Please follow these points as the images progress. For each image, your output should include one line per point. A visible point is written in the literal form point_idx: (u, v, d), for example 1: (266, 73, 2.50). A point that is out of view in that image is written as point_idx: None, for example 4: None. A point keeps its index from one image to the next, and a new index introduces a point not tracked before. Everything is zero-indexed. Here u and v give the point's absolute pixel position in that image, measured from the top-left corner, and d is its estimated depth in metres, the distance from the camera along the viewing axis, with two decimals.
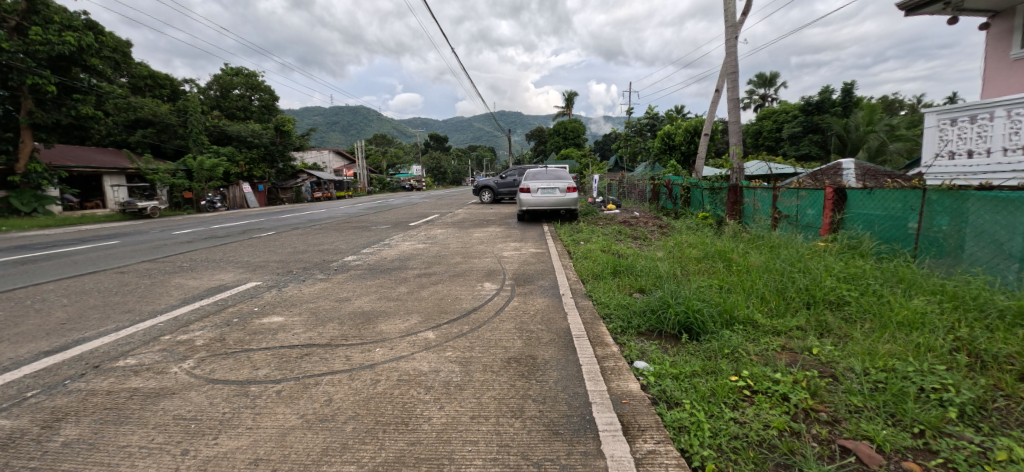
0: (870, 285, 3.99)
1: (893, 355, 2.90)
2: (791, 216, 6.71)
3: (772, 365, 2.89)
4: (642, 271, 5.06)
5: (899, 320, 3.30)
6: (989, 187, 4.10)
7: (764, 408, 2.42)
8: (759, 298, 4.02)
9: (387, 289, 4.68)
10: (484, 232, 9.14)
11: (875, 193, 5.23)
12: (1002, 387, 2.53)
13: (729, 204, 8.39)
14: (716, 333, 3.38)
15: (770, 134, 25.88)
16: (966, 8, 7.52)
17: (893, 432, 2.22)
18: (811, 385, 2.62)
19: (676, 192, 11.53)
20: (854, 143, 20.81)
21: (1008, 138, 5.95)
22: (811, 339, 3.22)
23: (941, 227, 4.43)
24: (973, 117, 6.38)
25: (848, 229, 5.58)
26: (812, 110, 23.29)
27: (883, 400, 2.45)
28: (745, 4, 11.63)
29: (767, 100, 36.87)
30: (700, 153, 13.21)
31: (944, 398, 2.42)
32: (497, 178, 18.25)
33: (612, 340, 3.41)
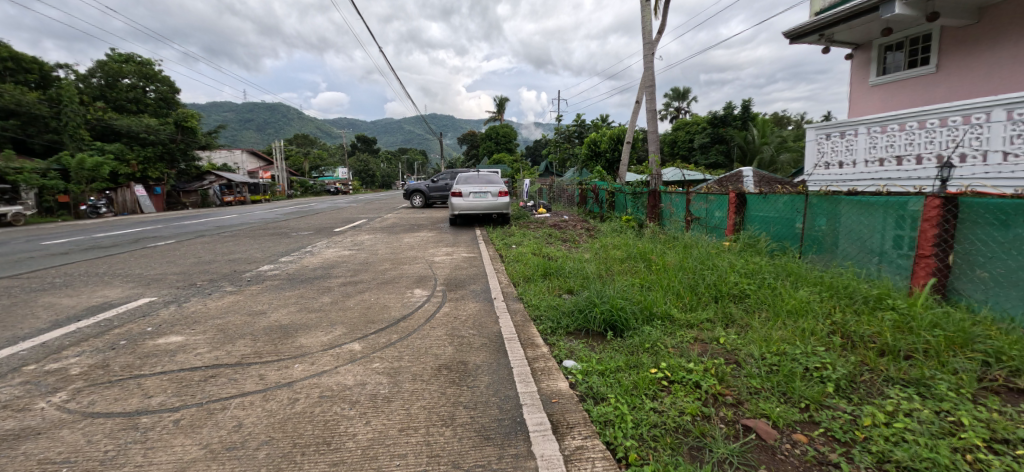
0: (766, 279, 4.46)
1: (784, 339, 3.28)
2: (701, 219, 7.36)
3: (686, 356, 3.13)
4: (570, 272, 5.26)
5: (788, 309, 3.73)
6: (855, 192, 4.78)
7: (679, 397, 2.62)
8: (675, 294, 4.34)
9: (308, 300, 4.43)
10: (415, 237, 8.94)
11: (769, 198, 5.85)
12: (867, 361, 2.95)
13: (649, 207, 8.97)
14: (638, 329, 3.59)
15: (683, 144, 28.05)
16: (834, 40, 8.56)
17: (785, 408, 2.50)
18: (719, 372, 2.88)
19: (603, 196, 12.13)
20: (753, 153, 23.21)
21: (868, 152, 6.91)
22: (719, 330, 3.54)
23: (820, 226, 5.07)
24: (843, 133, 7.30)
25: (749, 230, 6.18)
26: (717, 123, 24.93)
27: (776, 381, 2.75)
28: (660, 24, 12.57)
29: (681, 113, 39.88)
30: (623, 160, 13.83)
31: (824, 375, 2.78)
32: (428, 182, 17.92)
33: (542, 340, 3.50)
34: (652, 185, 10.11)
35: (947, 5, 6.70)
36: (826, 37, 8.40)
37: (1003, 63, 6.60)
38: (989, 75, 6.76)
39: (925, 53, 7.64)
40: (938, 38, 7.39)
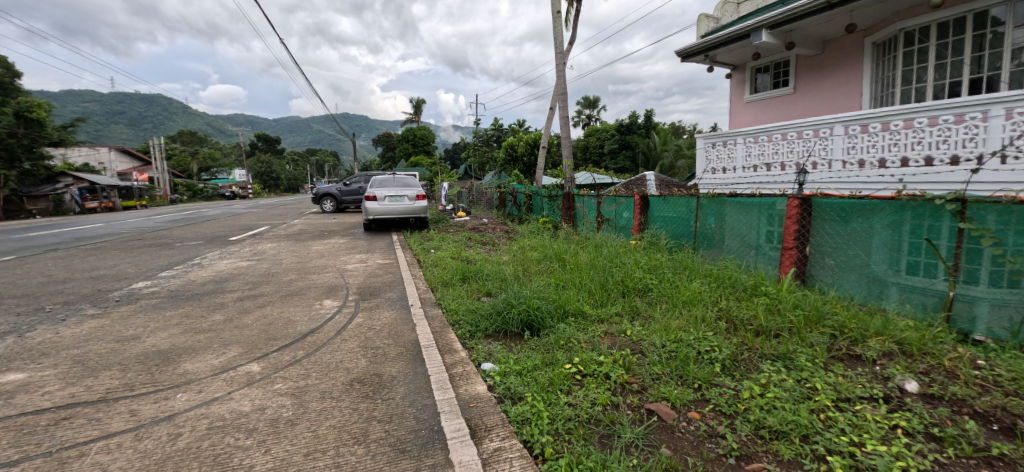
0: (665, 273, 4.88)
1: (681, 327, 3.62)
2: (611, 220, 7.84)
3: (597, 349, 3.32)
4: (488, 275, 5.30)
5: (683, 299, 4.12)
6: (737, 194, 5.41)
7: (591, 389, 2.78)
8: (587, 291, 4.58)
9: (196, 319, 3.97)
10: (325, 245, 8.42)
11: (668, 199, 6.39)
12: (746, 341, 3.37)
13: (564, 210, 9.34)
14: (553, 327, 3.74)
15: (594, 149, 29.61)
16: (716, 61, 9.50)
17: (681, 390, 2.79)
18: (626, 362, 3.10)
19: (521, 198, 12.40)
20: (655, 161, 25.05)
21: (745, 159, 7.26)
22: (625, 323, 3.81)
23: (710, 224, 5.66)
24: (723, 142, 7.63)
25: (652, 229, 6.69)
26: (625, 130, 27.26)
27: (674, 365, 3.04)
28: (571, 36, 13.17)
29: (592, 120, 42.05)
30: (540, 163, 14.17)
31: (713, 356, 3.13)
32: (340, 185, 16.96)
33: (460, 345, 3.48)
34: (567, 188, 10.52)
35: (799, 37, 7.76)
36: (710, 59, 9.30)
37: (842, 87, 7.74)
38: (832, 98, 7.89)
39: (786, 76, 8.72)
40: (795, 64, 8.47)
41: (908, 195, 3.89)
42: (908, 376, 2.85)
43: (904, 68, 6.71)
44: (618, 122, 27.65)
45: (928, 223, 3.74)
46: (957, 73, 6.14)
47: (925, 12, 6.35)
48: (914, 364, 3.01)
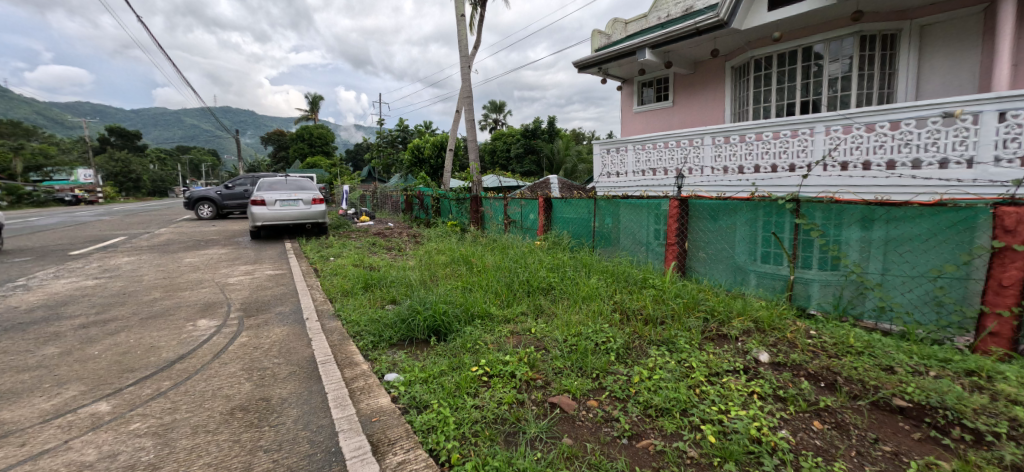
0: (566, 271, 5.15)
1: (580, 321, 3.85)
2: (517, 222, 8.03)
3: (503, 349, 3.39)
4: (392, 282, 5.12)
5: (583, 295, 4.38)
6: (629, 196, 5.88)
7: (498, 389, 2.83)
8: (493, 293, 4.65)
9: (19, 355, 3.27)
10: (201, 256, 7.46)
11: (569, 201, 6.74)
12: (637, 330, 3.69)
13: (472, 212, 9.36)
14: (460, 330, 3.73)
15: (501, 153, 30.09)
16: (608, 74, 10.15)
17: (581, 381, 2.97)
18: (530, 359, 3.21)
19: (428, 202, 12.17)
20: (558, 164, 25.52)
21: (635, 164, 7.88)
22: (530, 322, 3.94)
23: (606, 224, 6.09)
24: (615, 148, 8.21)
25: (555, 230, 7.00)
26: (530, 136, 28.29)
27: (575, 358, 3.23)
28: (475, 41, 13.28)
29: (498, 125, 42.70)
30: (449, 166, 13.89)
31: (609, 347, 3.38)
32: (220, 188, 15.14)
33: (362, 358, 3.32)
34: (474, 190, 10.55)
35: (676, 57, 8.66)
36: (602, 73, 9.97)
37: (710, 103, 8.79)
38: (702, 112, 8.94)
39: (667, 91, 9.63)
40: (673, 80, 9.39)
41: (759, 197, 4.56)
42: (762, 348, 3.36)
43: (755, 90, 7.89)
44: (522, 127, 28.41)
45: (775, 220, 4.43)
46: (792, 96, 7.37)
47: (769, 45, 7.57)
48: (767, 337, 3.54)
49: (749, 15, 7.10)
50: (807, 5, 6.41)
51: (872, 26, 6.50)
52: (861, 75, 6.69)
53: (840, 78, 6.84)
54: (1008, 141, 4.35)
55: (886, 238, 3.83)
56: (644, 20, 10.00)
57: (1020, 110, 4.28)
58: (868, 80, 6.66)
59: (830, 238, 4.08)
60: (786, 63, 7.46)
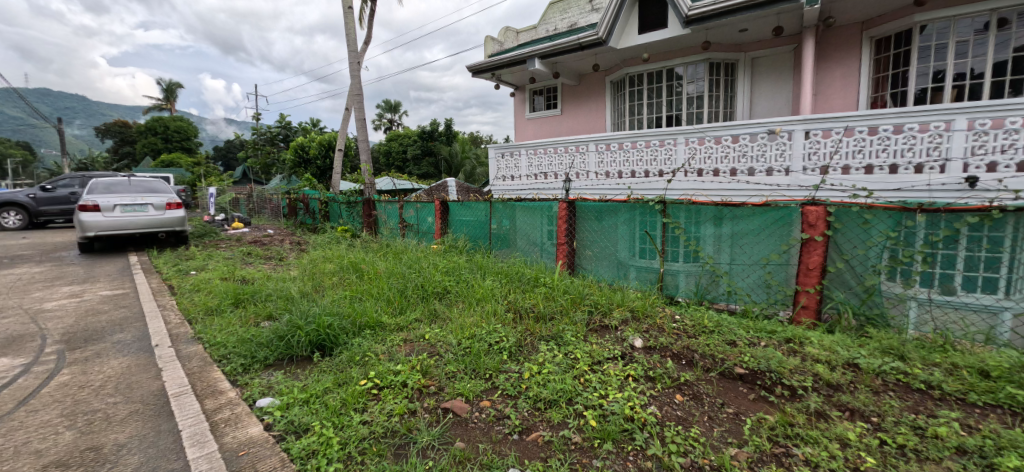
0: (462, 274, 5.15)
1: (475, 323, 3.88)
2: (413, 226, 7.82)
3: (395, 358, 3.28)
4: (270, 296, 4.63)
5: (478, 298, 4.42)
6: (523, 199, 6.07)
7: (388, 400, 2.74)
8: (385, 300, 4.47)
9: None
10: (6, 277, 5.99)
11: (465, 204, 6.73)
12: (529, 327, 3.83)
13: (365, 217, 8.87)
14: (347, 343, 3.53)
15: (398, 154, 27.78)
16: (502, 79, 10.17)
17: (474, 383, 3.00)
18: (423, 366, 3.15)
19: (316, 206, 11.24)
20: (457, 166, 24.78)
21: (527, 167, 8.16)
22: (424, 328, 3.87)
23: (501, 226, 6.22)
24: (508, 152, 8.41)
25: (451, 233, 6.95)
26: (427, 137, 26.69)
27: (467, 361, 3.25)
28: (367, 36, 12.63)
29: (394, 125, 40.51)
30: (337, 167, 12.53)
31: (502, 346, 3.46)
32: (36, 191, 12.30)
33: (229, 384, 2.95)
34: (367, 194, 10.00)
35: (563, 69, 9.08)
36: (495, 78, 10.01)
37: (593, 113, 9.45)
38: (587, 121, 9.58)
39: (556, 99, 10.08)
40: (561, 90, 9.87)
41: (635, 199, 5.04)
42: (636, 334, 3.71)
43: (630, 103, 8.72)
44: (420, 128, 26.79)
45: (649, 220, 4.92)
46: (659, 110, 8.31)
47: (640, 63, 8.41)
48: (641, 325, 3.93)
49: (623, 35, 7.80)
50: (669, 30, 7.26)
51: (719, 55, 7.60)
52: (711, 96, 7.78)
53: (695, 96, 7.87)
54: (813, 154, 5.41)
55: (732, 233, 4.49)
56: (534, 31, 10.42)
57: (818, 130, 5.36)
58: (716, 100, 7.78)
59: (691, 234, 4.65)
60: (654, 81, 8.37)
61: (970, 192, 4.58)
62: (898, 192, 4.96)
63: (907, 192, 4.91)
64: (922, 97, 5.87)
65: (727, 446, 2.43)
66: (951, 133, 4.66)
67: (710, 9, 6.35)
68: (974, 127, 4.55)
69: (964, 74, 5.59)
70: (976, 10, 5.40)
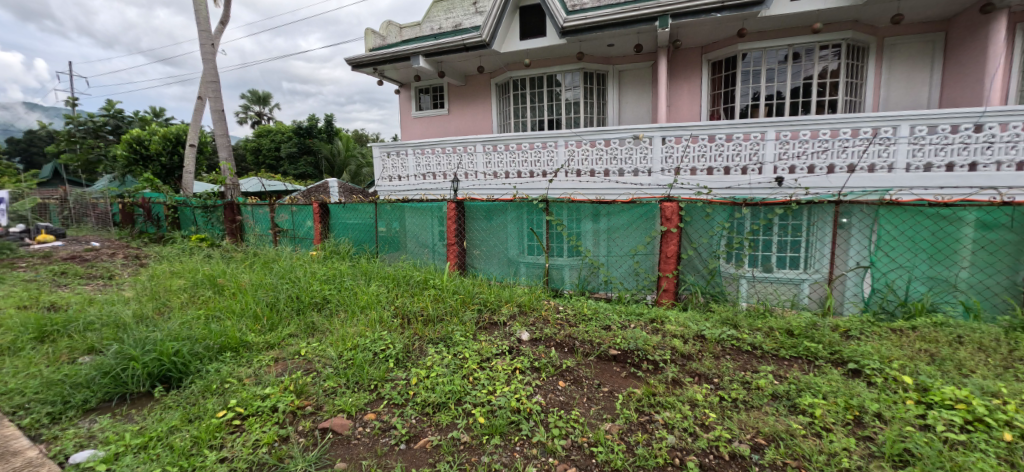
0: (344, 281, 4.80)
1: (358, 333, 3.65)
2: (286, 231, 7.09)
3: (263, 381, 2.94)
4: (94, 323, 3.82)
5: (362, 305, 4.17)
6: (410, 200, 5.88)
7: (255, 430, 2.47)
8: (250, 317, 3.98)
9: None
10: None
11: (347, 206, 6.31)
12: (418, 332, 3.72)
13: (226, 223, 7.78)
14: (202, 370, 3.07)
15: (269, 152, 24.37)
16: (386, 75, 9.48)
17: (357, 396, 2.83)
18: (298, 385, 2.88)
19: (161, 211, 9.59)
20: (340, 166, 22.87)
21: (412, 167, 7.92)
22: (300, 343, 3.53)
23: (387, 229, 5.96)
24: (391, 152, 8.06)
25: (332, 238, 6.46)
26: (304, 133, 24.04)
27: (349, 374, 3.05)
28: (223, 15, 11.06)
29: (263, 118, 36.12)
30: (190, 166, 10.75)
31: (388, 354, 3.31)
32: None
33: (31, 442, 2.40)
34: (229, 194, 8.50)
35: (449, 68, 8.92)
36: (378, 73, 9.29)
37: (479, 115, 9.53)
38: (473, 122, 9.62)
39: (442, 99, 9.86)
40: (448, 90, 9.69)
41: (521, 198, 5.22)
42: (523, 328, 3.84)
43: (514, 106, 9.01)
44: (294, 123, 24.03)
45: (534, 218, 5.14)
46: (541, 114, 8.76)
47: (522, 68, 8.72)
48: (528, 318, 4.07)
49: (505, 40, 8.01)
50: (547, 39, 7.66)
51: (591, 66, 8.23)
52: (585, 103, 8.40)
53: (573, 102, 8.44)
54: (668, 157, 6.15)
55: (607, 227, 4.89)
56: (418, 28, 10.13)
57: (672, 136, 6.10)
58: (589, 107, 8.44)
59: (573, 231, 4.96)
60: (535, 86, 8.77)
61: (778, 188, 5.64)
62: (729, 190, 5.86)
63: (737, 189, 5.84)
64: (746, 113, 7.07)
65: (602, 422, 2.65)
66: (765, 141, 5.67)
67: (582, 23, 6.78)
68: (780, 137, 5.61)
69: (773, 95, 6.86)
70: (780, 44, 6.68)
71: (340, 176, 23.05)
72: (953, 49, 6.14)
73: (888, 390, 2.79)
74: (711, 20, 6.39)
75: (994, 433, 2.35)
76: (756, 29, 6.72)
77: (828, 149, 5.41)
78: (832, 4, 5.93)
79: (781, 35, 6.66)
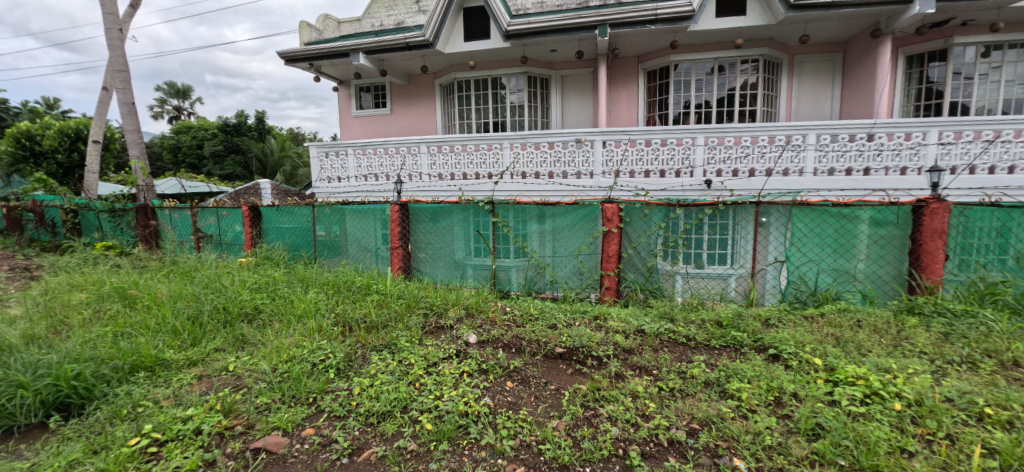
0: (278, 290, 4.50)
1: (295, 343, 3.43)
2: (211, 237, 6.55)
3: (185, 401, 2.70)
4: None
5: (299, 314, 3.93)
6: (351, 202, 5.64)
7: (176, 456, 2.28)
8: (169, 332, 3.63)
9: None
10: None
11: (282, 209, 5.94)
12: (361, 340, 3.56)
13: (139, 228, 7.04)
14: (109, 394, 2.76)
15: (190, 150, 22.44)
16: (323, 71, 9.00)
17: (293, 411, 2.67)
18: (226, 404, 2.67)
19: (60, 216, 8.55)
20: (273, 167, 21.50)
21: (353, 168, 7.59)
22: (229, 357, 3.28)
23: (326, 232, 5.67)
24: (329, 152, 7.67)
25: (265, 243, 6.05)
26: (231, 131, 22.37)
27: (285, 388, 2.86)
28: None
29: (182, 114, 33.22)
30: (93, 165, 9.62)
31: (328, 365, 3.14)
32: None
33: None
34: (143, 200, 7.47)
35: (391, 66, 8.63)
36: (314, 69, 8.81)
37: (423, 115, 9.34)
38: (417, 122, 9.41)
39: (384, 98, 9.55)
40: (390, 89, 9.40)
41: (466, 200, 5.17)
42: (470, 330, 3.80)
43: (458, 107, 8.92)
44: (219, 120, 22.30)
45: (481, 220, 5.12)
46: (486, 116, 8.76)
47: (466, 70, 8.64)
48: (475, 321, 4.03)
49: (449, 41, 7.90)
50: (491, 42, 7.67)
51: (535, 70, 8.33)
52: (530, 107, 8.51)
53: (517, 105, 8.52)
54: (609, 160, 6.36)
55: (553, 228, 4.95)
56: (358, 23, 9.75)
57: (613, 140, 6.31)
58: (534, 110, 8.55)
59: (518, 232, 4.99)
60: (480, 88, 8.74)
61: (707, 190, 5.99)
62: (664, 191, 6.14)
63: (671, 191, 6.13)
64: (678, 120, 7.47)
65: (550, 419, 2.67)
66: (696, 146, 6.02)
67: (525, 27, 6.84)
68: (709, 143, 5.97)
69: (702, 104, 7.30)
70: (707, 56, 7.13)
71: (273, 177, 21.67)
72: (850, 68, 6.87)
73: (803, 371, 3.05)
74: (646, 31, 6.69)
75: (888, 404, 2.63)
76: (686, 42, 7.12)
77: (751, 154, 5.84)
78: (752, 21, 6.41)
79: (709, 48, 7.11)
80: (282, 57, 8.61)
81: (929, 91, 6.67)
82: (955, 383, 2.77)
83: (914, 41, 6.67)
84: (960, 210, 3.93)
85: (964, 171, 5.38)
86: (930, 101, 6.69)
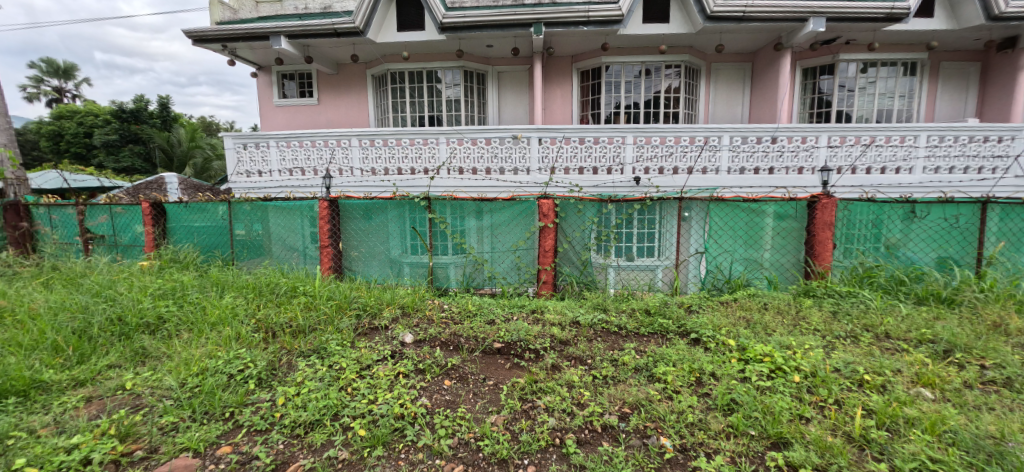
0: (187, 295, 4.07)
1: (208, 354, 3.13)
2: (104, 237, 5.79)
3: (70, 428, 2.38)
4: None
5: (213, 322, 3.59)
6: (274, 198, 5.24)
7: None
8: (50, 349, 3.17)
9: None
10: None
11: (192, 206, 5.39)
12: (286, 346, 3.33)
13: (8, 229, 6.03)
14: None
15: (77, 139, 19.64)
16: (240, 55, 8.26)
17: (206, 429, 2.44)
18: (122, 427, 2.39)
19: None
20: (180, 157, 19.01)
21: (275, 161, 7.06)
22: (127, 374, 2.93)
23: (244, 231, 5.23)
24: (247, 144, 7.07)
25: (172, 244, 5.47)
26: (128, 118, 19.77)
27: (197, 403, 2.61)
28: None
29: (66, 97, 29.04)
30: None
31: (246, 375, 2.89)
32: None
33: None
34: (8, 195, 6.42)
35: (318, 54, 8.12)
36: (229, 52, 8.06)
37: (354, 106, 8.91)
38: (347, 114, 8.95)
39: (311, 87, 8.97)
40: (317, 77, 8.85)
41: (402, 196, 5.01)
42: (406, 330, 3.69)
43: (392, 100, 8.62)
44: (113, 105, 19.67)
45: (417, 216, 4.99)
46: (421, 109, 8.55)
47: (400, 61, 8.36)
48: (411, 320, 3.92)
49: (381, 31, 7.59)
50: (426, 34, 7.49)
51: (472, 65, 8.25)
52: (466, 101, 8.42)
53: (454, 100, 8.42)
54: (545, 157, 6.45)
55: (491, 224, 4.93)
56: (278, 6, 8.91)
57: (548, 138, 6.41)
58: (470, 105, 8.47)
59: (457, 228, 4.92)
60: (415, 80, 8.51)
61: (636, 187, 6.28)
62: (596, 187, 6.34)
63: (602, 187, 6.33)
64: (609, 119, 7.76)
65: (488, 415, 2.66)
66: (625, 145, 6.28)
67: (460, 21, 6.72)
68: (637, 142, 6.27)
69: (631, 104, 7.67)
70: (635, 60, 7.48)
71: (180, 170, 19.20)
72: (757, 77, 7.54)
73: (720, 352, 3.29)
74: (579, 33, 6.86)
75: (789, 377, 2.92)
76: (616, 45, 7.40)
77: (675, 153, 6.22)
78: (675, 29, 6.79)
79: (636, 52, 7.46)
80: (190, 36, 7.79)
81: (820, 100, 7.48)
82: (842, 355, 3.13)
83: (809, 56, 7.40)
84: (845, 205, 4.45)
85: (847, 171, 6.08)
86: (822, 109, 7.48)
